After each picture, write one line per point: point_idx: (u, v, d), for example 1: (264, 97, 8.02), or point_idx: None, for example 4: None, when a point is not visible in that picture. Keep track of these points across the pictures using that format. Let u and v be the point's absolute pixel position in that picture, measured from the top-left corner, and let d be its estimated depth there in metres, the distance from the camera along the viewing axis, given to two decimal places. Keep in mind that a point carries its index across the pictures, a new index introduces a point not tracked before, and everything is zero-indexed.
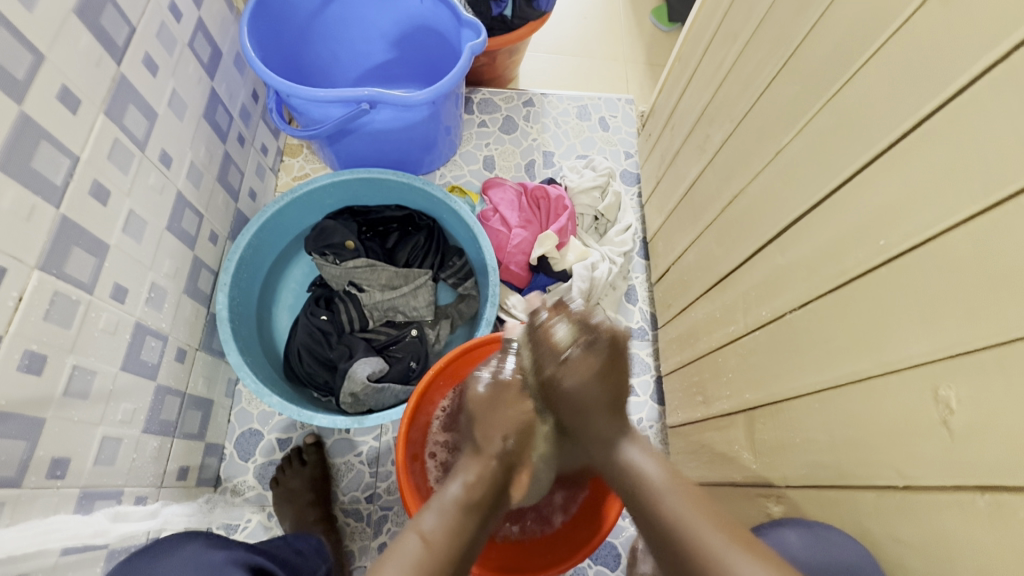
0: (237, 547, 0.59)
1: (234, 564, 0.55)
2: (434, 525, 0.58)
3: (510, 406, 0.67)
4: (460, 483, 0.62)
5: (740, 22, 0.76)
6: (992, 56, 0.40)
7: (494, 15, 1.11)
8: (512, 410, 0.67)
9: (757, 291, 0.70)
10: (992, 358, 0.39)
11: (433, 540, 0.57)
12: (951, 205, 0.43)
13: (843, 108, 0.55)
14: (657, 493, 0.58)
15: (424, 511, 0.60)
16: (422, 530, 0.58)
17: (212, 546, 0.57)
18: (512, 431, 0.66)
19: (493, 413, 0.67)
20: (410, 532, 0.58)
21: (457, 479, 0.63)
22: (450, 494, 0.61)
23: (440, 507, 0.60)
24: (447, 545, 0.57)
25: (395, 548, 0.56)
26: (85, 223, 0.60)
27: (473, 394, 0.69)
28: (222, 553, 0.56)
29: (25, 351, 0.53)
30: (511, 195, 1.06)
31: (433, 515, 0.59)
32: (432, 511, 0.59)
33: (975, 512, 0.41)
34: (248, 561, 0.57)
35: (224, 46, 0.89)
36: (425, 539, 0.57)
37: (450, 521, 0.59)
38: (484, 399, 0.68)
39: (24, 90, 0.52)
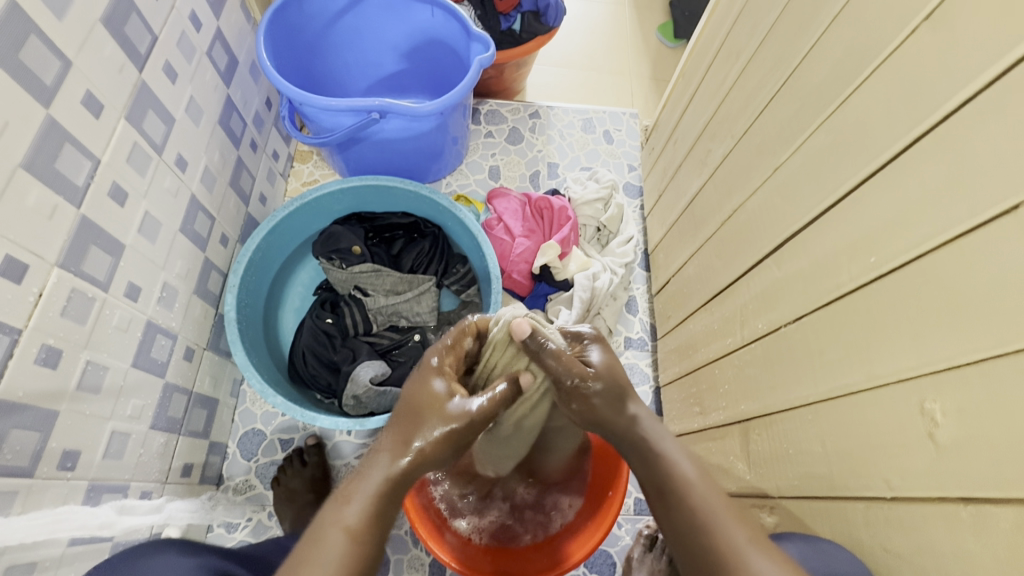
0: (209, 554, 0.58)
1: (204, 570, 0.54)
2: (357, 515, 0.50)
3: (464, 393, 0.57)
4: (386, 466, 0.53)
5: (742, 42, 0.78)
6: (979, 81, 0.42)
7: (503, 29, 1.14)
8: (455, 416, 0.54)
9: (754, 304, 0.72)
10: (976, 372, 0.41)
11: (359, 533, 0.49)
12: (939, 225, 0.44)
13: (838, 128, 0.57)
14: (688, 485, 0.55)
15: (344, 499, 0.52)
16: (346, 521, 0.50)
17: (184, 554, 0.56)
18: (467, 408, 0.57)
19: (430, 398, 0.56)
20: (331, 525, 0.49)
21: (382, 463, 0.53)
22: (372, 482, 0.52)
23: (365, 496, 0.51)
24: (369, 540, 0.49)
25: (312, 542, 0.48)
26: (103, 223, 0.62)
27: (421, 388, 0.57)
28: (194, 560, 0.56)
29: (42, 345, 0.55)
30: (515, 204, 1.09)
31: (355, 505, 0.51)
32: (353, 500, 0.51)
33: (961, 523, 0.42)
34: (217, 568, 0.56)
35: (240, 55, 0.92)
36: (350, 533, 0.49)
37: (373, 509, 0.51)
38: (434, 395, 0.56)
39: (51, 95, 0.55)
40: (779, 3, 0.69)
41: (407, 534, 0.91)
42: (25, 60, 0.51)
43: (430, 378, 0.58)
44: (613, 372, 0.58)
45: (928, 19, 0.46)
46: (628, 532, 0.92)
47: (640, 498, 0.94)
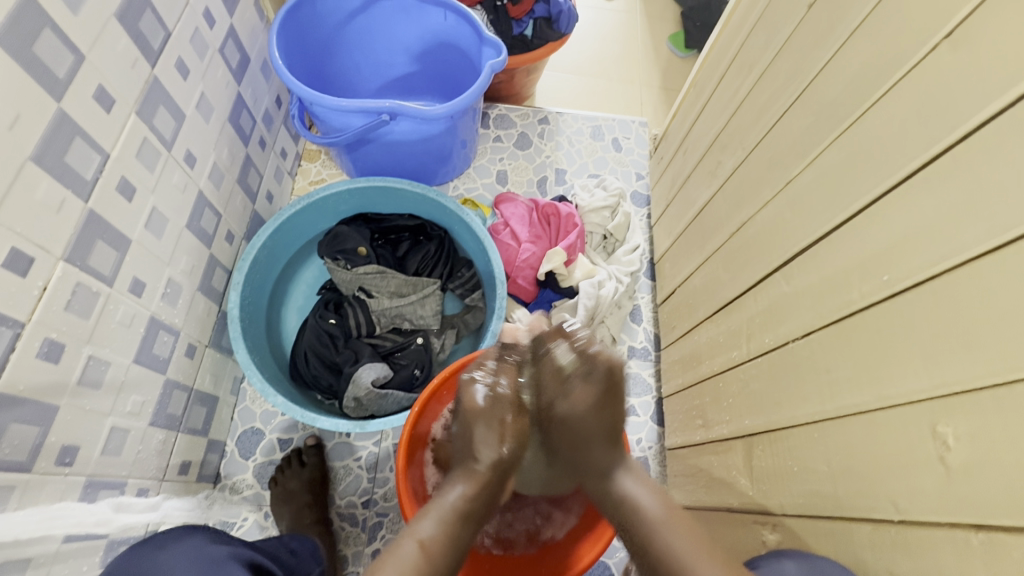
0: (235, 545, 0.60)
1: (235, 559, 0.56)
2: (431, 532, 0.58)
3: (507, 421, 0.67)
4: (461, 486, 0.63)
5: (757, 55, 0.78)
6: (1001, 102, 0.41)
7: (515, 34, 1.14)
8: (504, 423, 0.66)
9: (761, 318, 0.71)
10: (991, 397, 0.40)
11: (430, 549, 0.57)
12: (956, 245, 0.44)
13: (853, 144, 0.57)
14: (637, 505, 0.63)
15: (421, 518, 0.60)
16: (418, 535, 0.58)
17: (211, 542, 0.58)
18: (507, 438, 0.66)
19: (487, 419, 0.66)
20: (407, 538, 0.58)
21: (457, 486, 0.63)
22: (448, 501, 0.61)
23: (435, 513, 0.60)
24: (440, 555, 0.57)
25: (391, 553, 0.56)
26: (110, 218, 0.62)
27: (470, 403, 0.68)
28: (222, 548, 0.57)
29: (45, 339, 0.54)
30: (522, 210, 1.08)
31: (428, 521, 0.59)
32: (428, 517, 0.60)
33: (972, 550, 0.41)
34: (248, 559, 0.58)
35: (252, 53, 0.92)
36: (422, 546, 0.57)
37: (446, 526, 0.59)
38: (484, 410, 0.67)
39: (63, 88, 0.54)
40: (796, 16, 0.69)
41: None
42: (38, 53, 0.51)
43: (470, 387, 0.69)
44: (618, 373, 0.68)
45: (948, 38, 0.46)
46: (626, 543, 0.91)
47: None
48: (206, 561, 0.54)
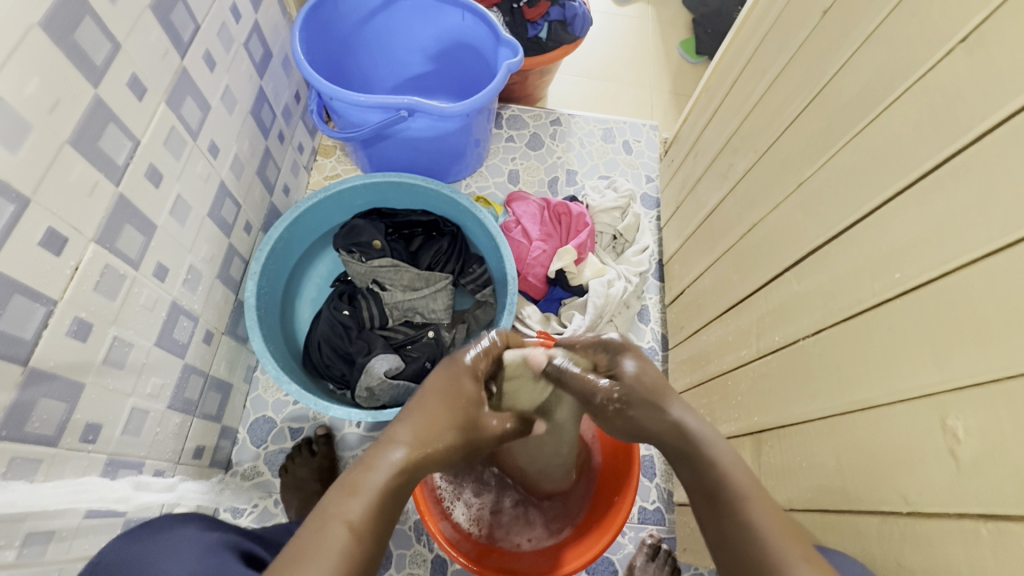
0: (230, 533, 0.61)
1: (228, 547, 0.57)
2: (360, 510, 0.49)
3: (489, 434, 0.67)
4: (403, 448, 0.56)
5: (770, 59, 0.80)
6: (1013, 105, 0.42)
7: (530, 37, 1.16)
8: (463, 400, 0.63)
9: (771, 317, 0.72)
10: (1002, 392, 0.41)
11: None
12: (967, 244, 0.45)
13: (865, 146, 0.58)
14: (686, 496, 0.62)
15: (350, 493, 0.50)
16: None
17: (205, 530, 0.59)
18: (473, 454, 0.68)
19: (444, 393, 0.63)
20: (333, 519, 0.47)
21: (398, 447, 0.56)
22: (389, 464, 0.54)
23: None
24: (375, 531, 0.48)
25: (317, 536, 0.46)
26: (138, 203, 0.64)
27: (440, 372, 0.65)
28: (214, 536, 0.59)
29: (74, 318, 0.56)
30: (534, 208, 1.10)
31: (359, 500, 0.49)
32: (359, 493, 0.50)
33: (981, 541, 0.42)
34: (240, 547, 0.59)
35: (274, 48, 0.94)
36: None
37: (381, 502, 0.51)
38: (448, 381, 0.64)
39: (100, 75, 0.56)
40: (810, 22, 0.70)
41: (411, 529, 0.91)
42: (78, 40, 0.53)
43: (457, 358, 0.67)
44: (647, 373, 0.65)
45: (963, 42, 0.47)
46: (630, 540, 0.91)
47: (645, 507, 0.94)
48: (200, 548, 0.55)
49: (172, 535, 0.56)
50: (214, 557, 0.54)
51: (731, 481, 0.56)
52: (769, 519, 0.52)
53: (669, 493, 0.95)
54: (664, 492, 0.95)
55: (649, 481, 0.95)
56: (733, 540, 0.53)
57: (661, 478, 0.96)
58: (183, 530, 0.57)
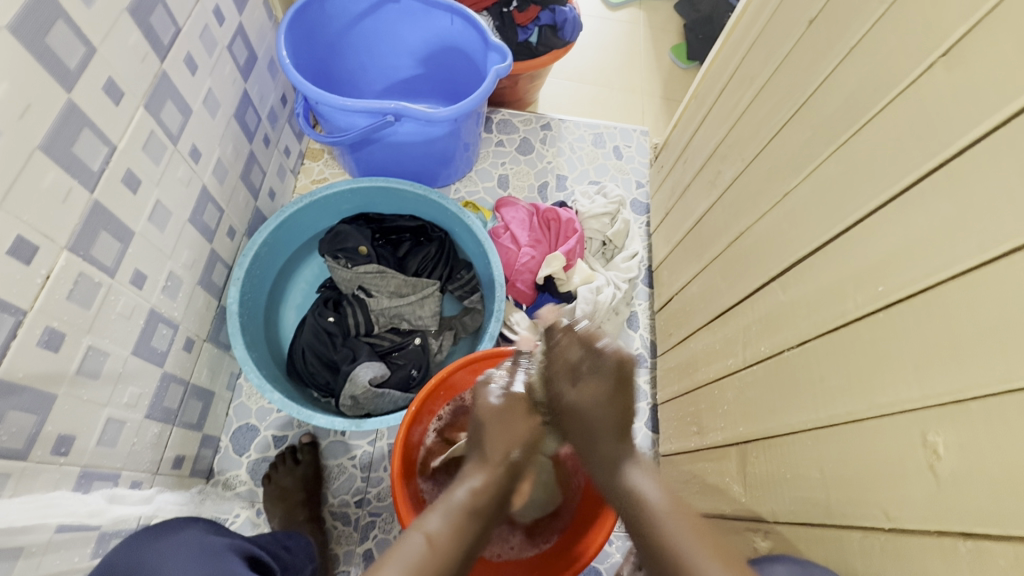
0: (233, 537, 0.60)
1: (234, 550, 0.57)
2: (438, 525, 0.56)
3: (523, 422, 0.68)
4: (470, 481, 0.61)
5: (758, 68, 0.79)
6: (993, 120, 0.42)
7: (520, 41, 1.16)
8: (520, 409, 0.68)
9: (757, 326, 0.72)
10: (981, 408, 0.40)
11: (438, 544, 0.54)
12: (949, 258, 0.45)
13: (849, 158, 0.58)
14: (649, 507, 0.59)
15: (428, 512, 0.58)
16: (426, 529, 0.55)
17: (209, 533, 0.58)
18: (515, 447, 0.65)
19: (498, 427, 0.66)
20: (414, 531, 0.55)
21: (464, 483, 0.61)
22: (456, 498, 0.59)
23: (443, 509, 0.58)
24: (450, 547, 0.55)
25: (399, 546, 0.54)
26: (115, 209, 0.62)
27: (486, 404, 0.68)
28: (217, 539, 0.58)
29: (46, 328, 0.54)
30: (523, 214, 1.09)
31: (437, 515, 0.57)
32: (436, 510, 0.58)
33: (960, 559, 0.41)
34: (245, 551, 0.59)
35: (260, 51, 0.92)
36: (429, 540, 0.54)
37: (456, 522, 0.57)
38: (496, 409, 0.68)
39: (74, 80, 0.55)
40: (797, 31, 0.70)
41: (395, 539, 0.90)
42: (51, 44, 0.52)
43: (488, 387, 0.71)
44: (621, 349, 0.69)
45: (944, 56, 0.47)
46: (618, 549, 0.91)
47: None
48: (207, 550, 0.55)
49: (172, 538, 0.56)
50: (217, 558, 0.54)
51: (643, 499, 0.59)
52: (679, 524, 0.55)
53: None
54: None
55: None
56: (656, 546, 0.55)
57: None
58: (186, 531, 0.57)
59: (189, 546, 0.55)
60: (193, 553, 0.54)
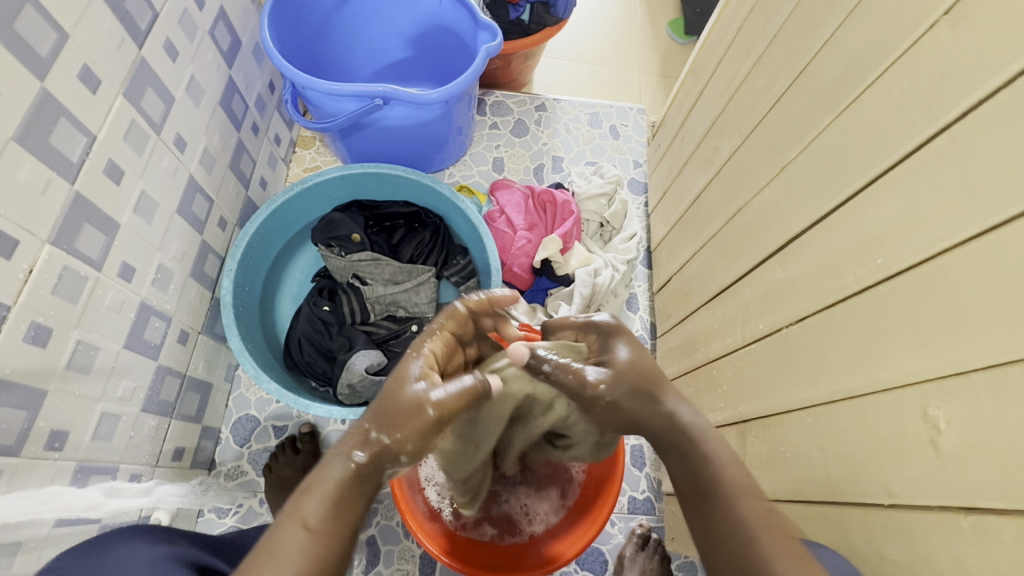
0: (183, 545, 0.58)
1: (178, 560, 0.54)
2: (317, 508, 0.45)
3: (421, 399, 0.50)
4: (347, 455, 0.48)
5: (753, 38, 0.77)
6: (994, 83, 0.40)
7: (512, 19, 1.13)
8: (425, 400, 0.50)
9: (756, 305, 0.71)
10: (983, 379, 0.39)
11: (314, 527, 0.44)
12: (951, 227, 0.43)
13: (849, 126, 0.56)
14: (735, 495, 0.49)
15: (304, 491, 0.47)
16: (301, 515, 0.45)
17: (154, 542, 0.56)
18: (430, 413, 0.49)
19: (404, 395, 0.50)
20: (288, 516, 0.45)
21: (343, 454, 0.48)
22: (333, 477, 0.47)
23: (316, 491, 0.46)
24: (327, 537, 0.44)
25: (271, 544, 0.44)
26: (97, 201, 0.61)
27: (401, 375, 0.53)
28: (165, 548, 0.56)
29: (32, 323, 0.54)
30: (518, 197, 1.07)
31: (314, 498, 0.46)
32: (313, 493, 0.46)
33: (964, 536, 0.41)
34: (192, 559, 0.56)
35: (243, 36, 0.90)
36: (304, 526, 0.44)
37: (334, 502, 0.46)
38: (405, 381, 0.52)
39: (47, 67, 0.53)
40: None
41: (398, 525, 0.90)
42: (20, 31, 0.50)
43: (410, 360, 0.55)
44: (636, 364, 0.56)
45: (947, 15, 0.45)
46: (620, 530, 0.90)
47: (634, 497, 0.93)
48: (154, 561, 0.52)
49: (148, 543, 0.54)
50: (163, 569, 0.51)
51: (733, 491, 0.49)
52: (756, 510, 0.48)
53: (658, 482, 0.94)
54: (654, 481, 0.94)
55: (639, 471, 0.94)
56: (727, 527, 0.48)
57: (651, 467, 0.95)
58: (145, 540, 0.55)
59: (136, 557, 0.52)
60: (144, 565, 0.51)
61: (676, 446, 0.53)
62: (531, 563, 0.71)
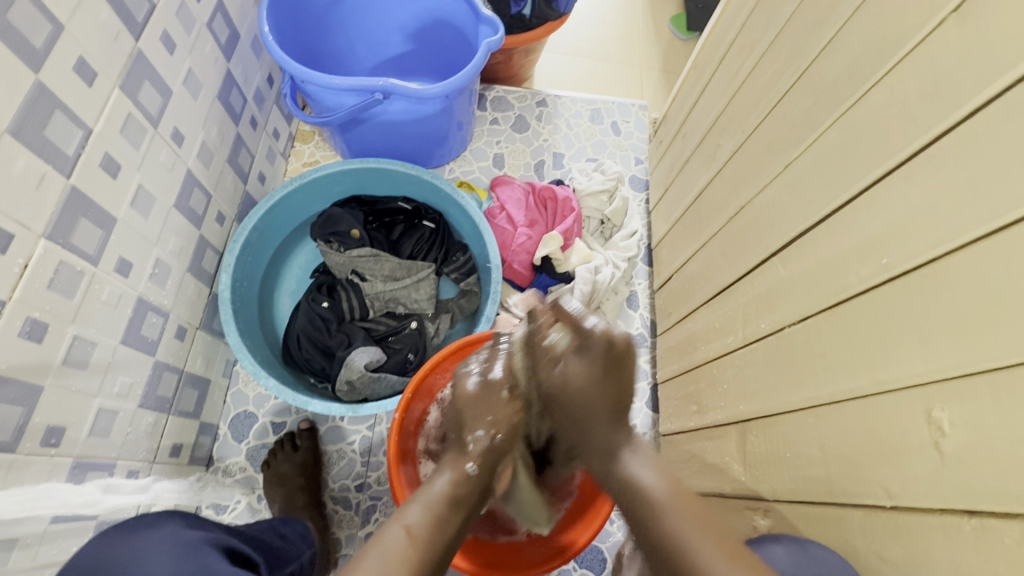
0: (213, 530, 0.59)
1: (210, 544, 0.55)
2: (419, 516, 0.55)
3: (494, 415, 0.64)
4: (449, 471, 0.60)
5: (757, 35, 0.76)
6: (1002, 82, 0.40)
7: (513, 14, 1.11)
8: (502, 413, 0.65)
9: (757, 304, 0.70)
10: (987, 381, 0.39)
11: (418, 536, 0.53)
12: (957, 227, 0.42)
13: (854, 125, 0.55)
14: (659, 509, 0.56)
15: (409, 504, 0.57)
16: (406, 521, 0.54)
17: (188, 526, 0.57)
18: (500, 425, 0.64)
19: (479, 406, 0.65)
20: (393, 524, 0.54)
21: (447, 473, 0.60)
22: (435, 491, 0.58)
23: (423, 499, 0.57)
24: (431, 537, 0.54)
25: (378, 539, 0.52)
26: (94, 195, 0.61)
27: (462, 392, 0.67)
28: (198, 533, 0.56)
29: (27, 318, 0.53)
30: (519, 193, 1.06)
31: (417, 508, 0.56)
32: (413, 504, 0.56)
33: (964, 538, 0.40)
34: (224, 543, 0.57)
35: (242, 29, 0.89)
36: (409, 533, 0.53)
37: (435, 513, 0.56)
38: (473, 396, 0.66)
39: (41, 59, 0.53)
40: None
41: None
42: (14, 22, 0.49)
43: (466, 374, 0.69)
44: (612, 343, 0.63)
45: (955, 12, 0.44)
46: (619, 529, 0.90)
47: None
48: (182, 546, 0.53)
49: (149, 534, 0.54)
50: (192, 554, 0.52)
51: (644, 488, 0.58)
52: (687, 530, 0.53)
53: None
54: None
55: None
56: (658, 536, 0.54)
57: None
58: (165, 526, 0.55)
59: (160, 543, 0.53)
60: (169, 552, 0.51)
61: (640, 510, 0.57)
62: (528, 566, 0.72)
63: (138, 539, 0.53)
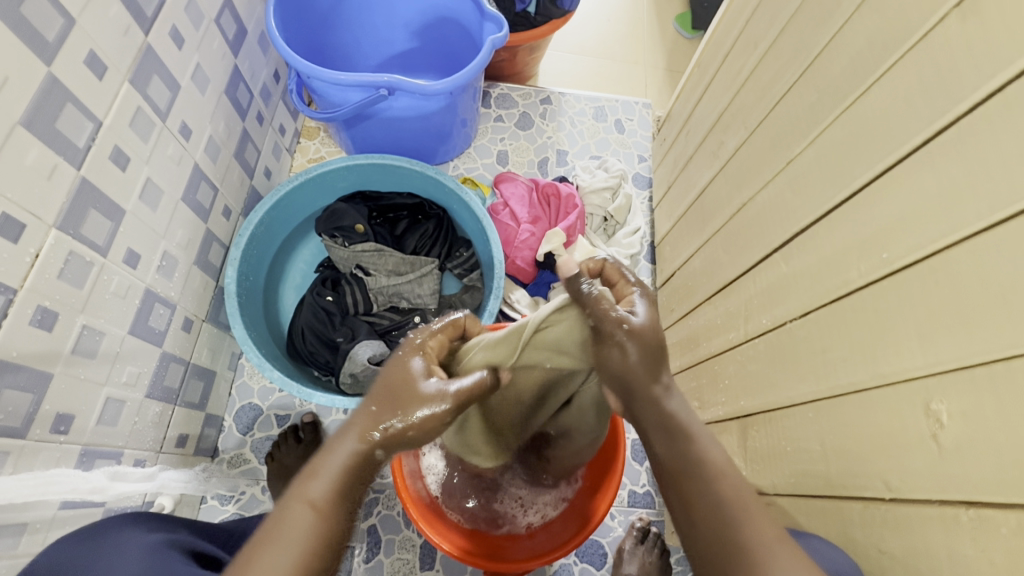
0: (180, 531, 0.60)
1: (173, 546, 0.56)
2: (324, 489, 0.46)
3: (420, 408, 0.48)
4: (358, 438, 0.48)
5: (760, 32, 0.76)
6: (1002, 77, 0.40)
7: (517, 12, 1.12)
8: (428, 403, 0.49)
9: (759, 299, 0.71)
10: (986, 374, 0.39)
11: (321, 512, 0.45)
12: (957, 221, 0.43)
13: (856, 121, 0.56)
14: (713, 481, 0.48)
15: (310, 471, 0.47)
16: (308, 498, 0.45)
17: (150, 530, 0.57)
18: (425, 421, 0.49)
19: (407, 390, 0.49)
20: (294, 499, 0.45)
21: (354, 439, 0.48)
22: (339, 466, 0.47)
23: (329, 469, 0.47)
24: (335, 517, 0.45)
25: (277, 521, 0.44)
26: (103, 187, 0.62)
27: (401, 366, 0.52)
28: (161, 535, 0.57)
29: (38, 307, 0.54)
30: (522, 189, 1.06)
31: (321, 482, 0.46)
32: (320, 474, 0.46)
33: (963, 529, 0.41)
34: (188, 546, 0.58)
35: (249, 24, 0.90)
36: (312, 511, 0.44)
37: (341, 490, 0.46)
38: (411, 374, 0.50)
39: (53, 52, 0.53)
40: None
41: (398, 514, 0.91)
42: (27, 15, 0.50)
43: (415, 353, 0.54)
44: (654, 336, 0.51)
45: (957, 7, 0.44)
46: (620, 523, 0.91)
47: (634, 490, 0.93)
48: (146, 549, 0.53)
49: (124, 534, 0.55)
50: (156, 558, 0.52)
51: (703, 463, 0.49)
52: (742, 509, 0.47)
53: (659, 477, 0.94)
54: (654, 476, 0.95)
55: (639, 465, 0.95)
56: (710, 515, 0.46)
57: (651, 461, 0.96)
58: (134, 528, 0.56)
59: (129, 546, 0.53)
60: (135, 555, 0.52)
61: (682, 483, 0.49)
62: (521, 555, 0.72)
63: (133, 531, 0.54)
